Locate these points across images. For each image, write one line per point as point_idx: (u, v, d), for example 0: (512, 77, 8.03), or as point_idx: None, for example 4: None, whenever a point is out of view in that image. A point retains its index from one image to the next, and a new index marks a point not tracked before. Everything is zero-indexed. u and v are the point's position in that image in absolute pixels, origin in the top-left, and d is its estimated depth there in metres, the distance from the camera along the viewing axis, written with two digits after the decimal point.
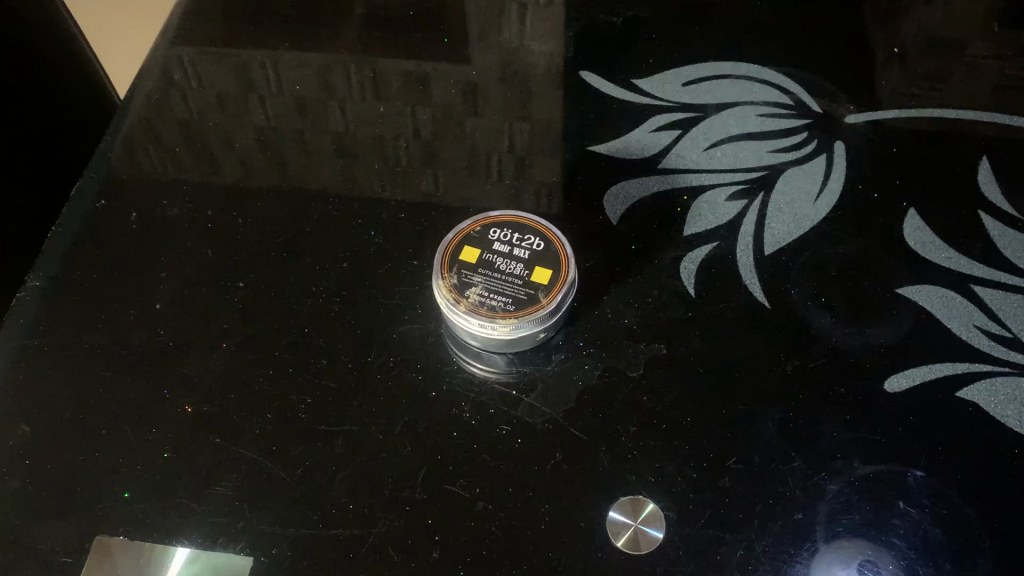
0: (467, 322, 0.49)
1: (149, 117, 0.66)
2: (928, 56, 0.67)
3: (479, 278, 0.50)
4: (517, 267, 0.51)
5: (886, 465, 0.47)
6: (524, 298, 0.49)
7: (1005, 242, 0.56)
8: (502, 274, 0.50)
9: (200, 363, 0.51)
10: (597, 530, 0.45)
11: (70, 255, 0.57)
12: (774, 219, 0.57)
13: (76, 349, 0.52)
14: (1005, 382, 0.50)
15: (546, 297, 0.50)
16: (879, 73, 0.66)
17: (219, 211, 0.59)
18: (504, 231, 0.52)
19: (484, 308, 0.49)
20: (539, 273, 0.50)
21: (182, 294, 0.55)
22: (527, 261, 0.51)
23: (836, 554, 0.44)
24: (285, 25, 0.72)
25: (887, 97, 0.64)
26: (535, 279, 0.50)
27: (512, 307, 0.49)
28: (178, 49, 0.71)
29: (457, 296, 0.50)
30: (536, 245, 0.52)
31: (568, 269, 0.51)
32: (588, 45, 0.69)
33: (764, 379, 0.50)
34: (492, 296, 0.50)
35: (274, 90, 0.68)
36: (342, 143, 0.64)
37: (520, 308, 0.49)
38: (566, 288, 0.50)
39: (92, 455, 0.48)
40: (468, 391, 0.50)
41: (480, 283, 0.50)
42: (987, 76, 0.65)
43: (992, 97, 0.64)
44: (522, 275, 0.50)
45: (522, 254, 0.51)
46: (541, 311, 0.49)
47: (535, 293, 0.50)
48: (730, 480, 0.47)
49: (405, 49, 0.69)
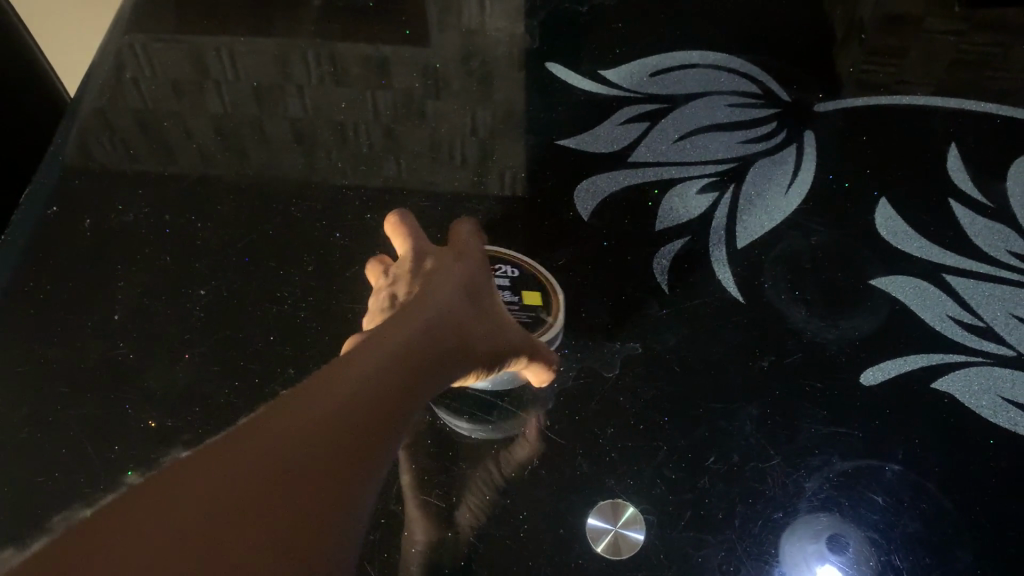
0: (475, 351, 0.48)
1: (100, 111, 0.64)
2: (892, 36, 0.66)
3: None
4: (506, 294, 0.51)
5: (864, 460, 0.47)
6: (532, 321, 0.51)
7: (975, 230, 0.55)
8: None
9: (164, 375, 0.50)
10: (578, 535, 0.45)
11: (22, 264, 0.55)
12: (746, 212, 0.56)
13: (31, 364, 0.51)
14: (979, 371, 0.50)
15: (551, 315, 0.51)
16: (845, 55, 0.65)
17: (177, 214, 0.58)
18: None
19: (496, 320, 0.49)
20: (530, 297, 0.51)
21: (143, 303, 0.53)
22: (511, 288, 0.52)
23: (806, 532, 0.44)
24: (238, 11, 0.70)
25: (855, 81, 0.63)
26: (530, 302, 0.51)
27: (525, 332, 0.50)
28: (130, 36, 0.69)
29: None
30: (511, 271, 0.52)
31: (554, 288, 0.52)
32: (551, 32, 0.68)
33: (740, 379, 0.50)
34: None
35: (230, 78, 0.66)
36: (301, 133, 0.62)
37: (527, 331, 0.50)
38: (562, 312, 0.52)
39: (52, 474, 0.46)
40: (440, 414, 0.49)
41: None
42: (951, 52, 0.65)
43: (958, 75, 0.63)
44: (515, 300, 0.51)
45: (502, 282, 0.52)
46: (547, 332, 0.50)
47: (537, 314, 0.51)
48: (709, 481, 0.46)
49: (362, 34, 0.68)
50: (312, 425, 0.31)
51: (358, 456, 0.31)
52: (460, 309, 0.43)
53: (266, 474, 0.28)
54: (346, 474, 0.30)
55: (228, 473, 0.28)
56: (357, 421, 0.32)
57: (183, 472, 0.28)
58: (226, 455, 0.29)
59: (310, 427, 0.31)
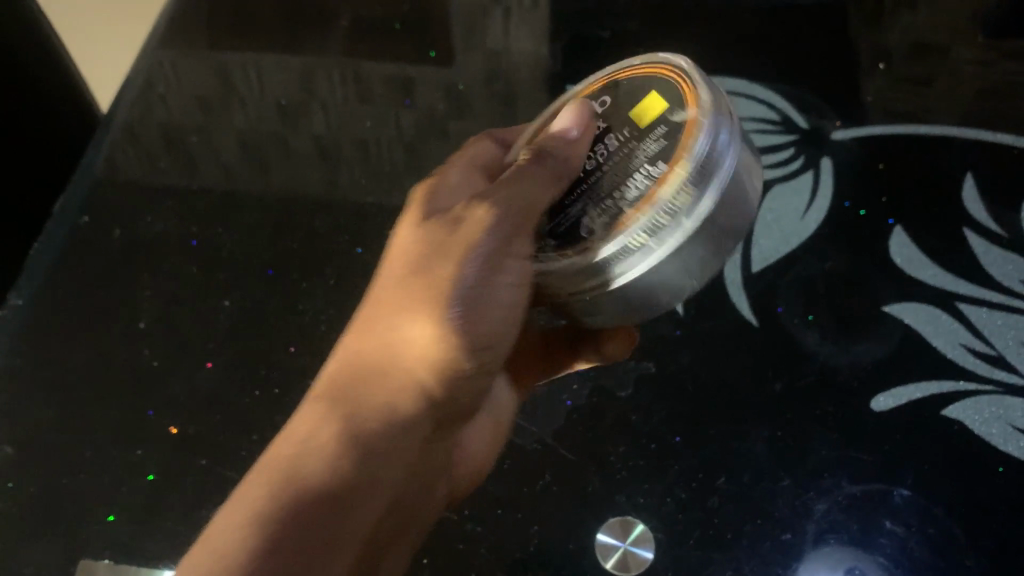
0: (628, 249, 0.40)
1: (130, 126, 0.66)
2: (919, 63, 0.65)
3: (592, 212, 0.42)
4: (652, 149, 0.41)
5: (873, 484, 0.47)
6: (670, 134, 0.41)
7: (989, 259, 0.55)
8: (644, 169, 0.41)
9: (186, 383, 0.51)
10: (586, 552, 0.47)
11: (53, 273, 0.57)
12: (762, 236, 0.57)
13: (61, 371, 0.53)
14: (990, 400, 0.50)
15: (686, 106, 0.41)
16: (870, 82, 0.64)
17: (204, 225, 0.59)
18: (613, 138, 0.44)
19: (641, 203, 0.40)
20: (646, 116, 0.43)
21: (168, 311, 0.55)
22: (619, 122, 0.44)
23: (823, 563, 0.45)
24: (266, 27, 0.71)
25: (873, 103, 0.63)
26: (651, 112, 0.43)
27: (667, 155, 0.41)
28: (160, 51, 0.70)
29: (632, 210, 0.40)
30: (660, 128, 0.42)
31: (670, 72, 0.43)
32: (576, 48, 0.67)
33: (752, 401, 0.50)
34: (630, 192, 0.41)
35: (257, 95, 0.67)
36: (326, 149, 0.63)
37: (675, 153, 0.40)
38: (689, 69, 0.43)
39: (76, 477, 0.48)
40: (543, 388, 0.53)
41: (610, 211, 0.41)
42: (981, 78, 0.63)
43: (988, 103, 0.61)
44: (659, 151, 0.41)
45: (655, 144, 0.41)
46: (692, 149, 0.40)
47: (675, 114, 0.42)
48: (718, 500, 0.47)
49: (388, 53, 0.69)
50: (290, 486, 0.38)
51: (347, 504, 0.38)
52: (378, 316, 0.41)
53: (273, 536, 0.36)
54: (341, 515, 0.38)
55: (248, 556, 0.35)
56: (346, 449, 0.39)
57: (206, 543, 0.36)
58: (234, 534, 0.36)
59: (291, 469, 0.38)
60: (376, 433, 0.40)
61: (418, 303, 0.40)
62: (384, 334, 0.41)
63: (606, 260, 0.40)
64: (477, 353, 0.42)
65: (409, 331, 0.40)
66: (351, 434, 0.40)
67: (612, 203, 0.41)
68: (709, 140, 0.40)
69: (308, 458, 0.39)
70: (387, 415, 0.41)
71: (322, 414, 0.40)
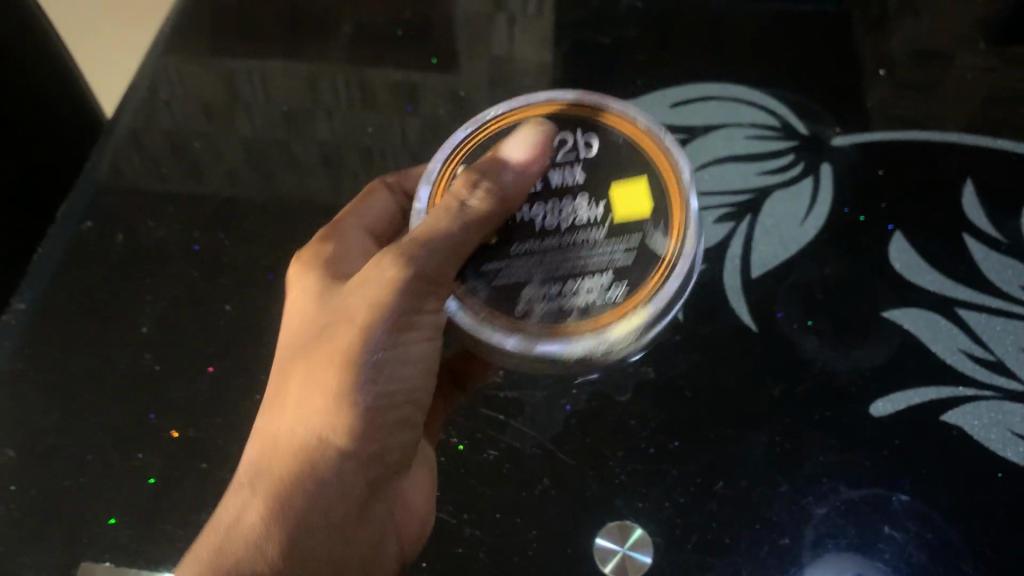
0: (556, 355, 0.48)
1: (136, 133, 0.66)
2: (928, 71, 0.64)
3: (537, 288, 0.49)
4: (612, 259, 0.49)
5: (872, 490, 0.47)
6: (637, 258, 0.49)
7: (988, 265, 0.55)
8: (598, 282, 0.48)
9: (185, 387, 0.52)
10: (584, 557, 0.47)
11: (56, 277, 0.58)
12: (762, 242, 0.57)
13: (63, 376, 0.54)
14: (990, 406, 0.50)
15: (666, 227, 0.49)
16: (876, 85, 0.63)
17: (206, 230, 0.59)
18: (583, 202, 0.50)
19: (588, 318, 0.48)
20: (624, 210, 0.50)
21: (168, 315, 0.55)
22: (597, 190, 0.50)
23: (832, 569, 0.45)
24: (270, 34, 0.71)
25: (877, 104, 0.62)
26: (636, 206, 0.50)
27: (629, 282, 0.48)
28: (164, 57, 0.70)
29: (568, 327, 0.48)
30: (629, 236, 0.49)
31: (674, 178, 0.51)
32: (581, 49, 0.66)
33: (750, 407, 0.51)
34: (580, 298, 0.48)
35: (261, 100, 0.67)
36: (330, 155, 0.63)
37: (632, 286, 0.48)
38: (687, 198, 0.50)
39: (75, 481, 0.49)
40: (527, 383, 0.53)
41: (557, 298, 0.48)
42: (991, 88, 0.62)
43: (996, 111, 0.61)
44: (618, 268, 0.49)
45: (619, 253, 0.49)
46: (656, 295, 0.48)
47: (652, 230, 0.49)
48: (716, 505, 0.48)
49: (392, 56, 0.68)
50: None
51: None
52: (285, 391, 0.46)
53: None
54: None
55: None
56: (271, 535, 0.42)
57: None
58: None
59: None
60: (308, 505, 0.43)
61: (328, 373, 0.44)
62: (296, 399, 0.45)
63: (531, 354, 0.48)
64: (397, 408, 0.46)
65: (322, 400, 0.44)
66: (283, 504, 0.43)
67: (557, 295, 0.48)
68: (671, 288, 0.48)
69: (232, 550, 0.42)
70: (316, 483, 0.44)
71: (251, 501, 0.43)
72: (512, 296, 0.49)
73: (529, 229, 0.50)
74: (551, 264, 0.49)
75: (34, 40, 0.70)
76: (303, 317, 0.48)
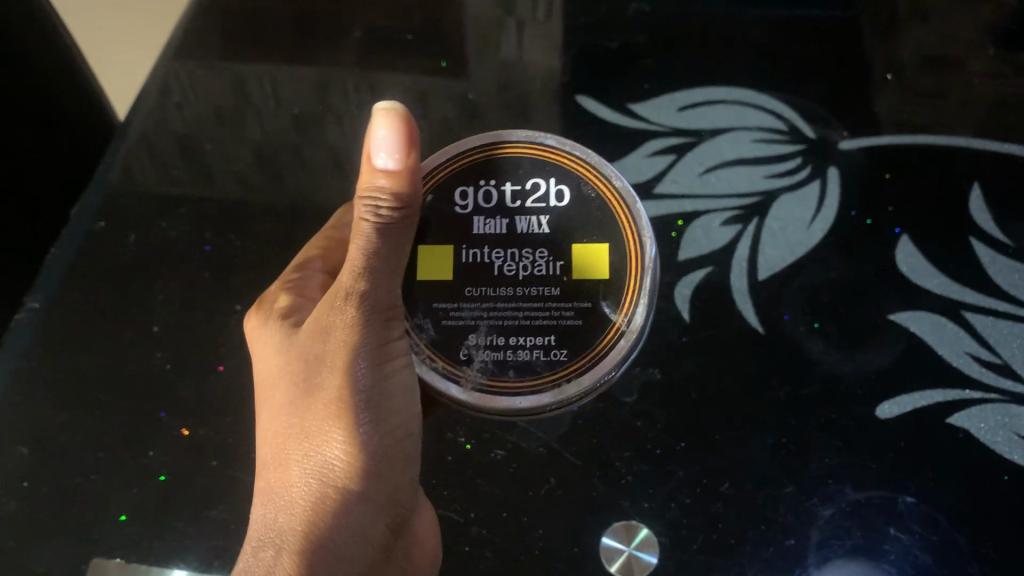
0: (489, 406, 0.51)
1: (146, 136, 0.66)
2: (943, 73, 0.62)
3: (483, 335, 0.51)
4: (563, 324, 0.52)
5: (878, 491, 0.49)
6: (586, 326, 0.51)
7: (995, 269, 0.55)
8: (544, 344, 0.51)
9: (197, 387, 0.54)
10: (592, 556, 0.48)
11: (69, 277, 0.59)
12: (769, 244, 0.56)
13: (76, 376, 0.55)
14: (996, 409, 0.51)
15: (623, 298, 0.52)
16: (890, 83, 0.62)
17: (216, 231, 0.60)
18: (539, 254, 0.53)
19: (527, 376, 0.51)
20: (580, 269, 0.52)
21: (179, 317, 0.57)
22: (559, 247, 0.53)
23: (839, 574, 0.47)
24: (275, 32, 0.69)
25: (889, 103, 0.61)
26: (592, 272, 0.52)
27: (574, 351, 0.51)
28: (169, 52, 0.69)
29: (507, 381, 0.51)
30: (584, 302, 0.52)
31: (634, 243, 0.53)
32: (591, 48, 0.65)
33: (753, 409, 0.51)
34: (523, 355, 0.51)
35: (271, 104, 0.66)
36: (340, 159, 0.62)
37: (577, 351, 0.51)
38: (645, 273, 0.52)
39: (89, 478, 0.52)
40: None
41: (500, 349, 0.51)
42: (1005, 92, 0.61)
43: (1010, 116, 0.60)
44: (565, 333, 0.51)
45: (570, 318, 0.52)
46: (603, 363, 0.51)
47: (602, 304, 0.52)
48: (721, 506, 0.49)
49: (400, 55, 0.67)
50: None
51: None
52: (281, 452, 0.44)
53: None
54: None
55: None
56: None
57: None
58: None
59: None
60: (334, 551, 0.43)
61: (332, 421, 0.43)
62: (300, 451, 0.44)
63: (466, 403, 0.51)
64: (398, 443, 0.46)
65: (324, 449, 0.43)
66: (312, 555, 0.42)
67: (500, 347, 0.51)
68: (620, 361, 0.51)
69: None
70: (336, 529, 0.43)
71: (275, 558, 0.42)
72: (458, 340, 0.52)
73: (486, 273, 0.53)
74: (501, 315, 0.52)
75: (44, 38, 0.70)
76: (278, 368, 0.46)
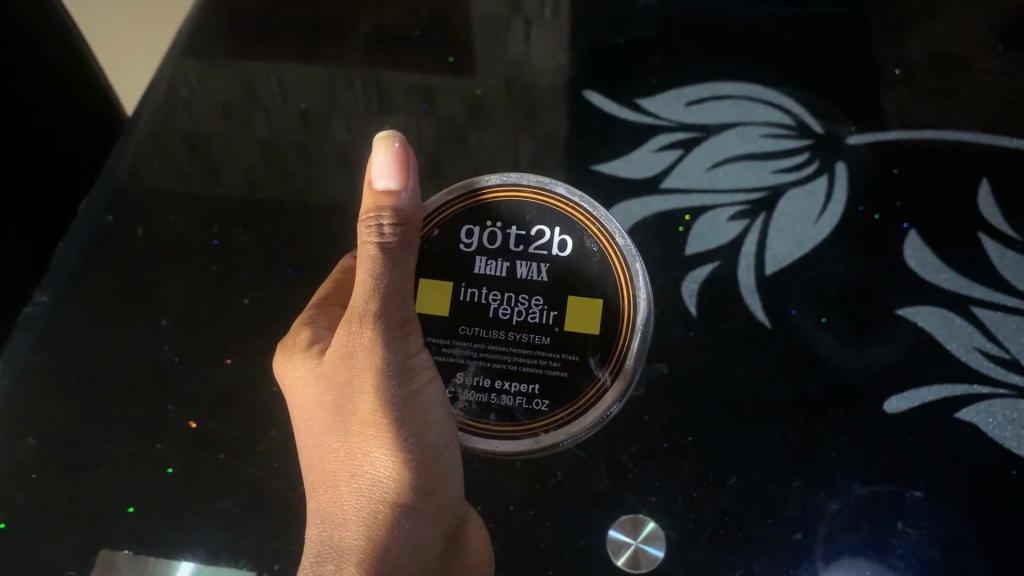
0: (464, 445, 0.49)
1: (153, 127, 0.66)
2: (953, 69, 0.62)
3: (469, 377, 0.50)
4: (550, 372, 0.50)
5: (886, 486, 0.49)
6: (573, 377, 0.50)
7: (1005, 263, 0.55)
8: (530, 391, 0.50)
9: (205, 380, 0.55)
10: (598, 549, 0.49)
11: (77, 272, 0.59)
12: (776, 239, 0.56)
13: (83, 369, 0.55)
14: (1004, 404, 0.50)
15: (619, 345, 0.50)
16: (901, 78, 0.61)
17: (224, 226, 0.60)
18: (533, 300, 0.51)
19: (507, 422, 0.50)
20: (573, 321, 0.50)
21: (187, 311, 0.57)
22: (555, 297, 0.51)
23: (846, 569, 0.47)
24: (282, 30, 0.69)
25: (899, 99, 0.61)
26: (580, 327, 0.50)
27: (560, 402, 0.50)
28: (176, 46, 0.69)
29: (490, 423, 0.49)
30: (570, 355, 0.50)
31: (627, 301, 0.51)
32: (599, 45, 0.65)
33: (760, 405, 0.51)
34: (506, 400, 0.50)
35: (279, 101, 0.66)
36: (347, 155, 0.62)
37: (560, 403, 0.50)
38: (635, 333, 0.50)
39: (97, 471, 0.52)
40: None
41: (483, 391, 0.50)
42: (1015, 88, 0.61)
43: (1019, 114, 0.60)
44: (551, 382, 0.50)
45: (556, 368, 0.50)
46: (587, 416, 0.50)
47: (588, 357, 0.50)
48: (728, 499, 0.49)
49: (407, 53, 0.66)
50: None
51: None
52: (328, 477, 0.43)
53: None
54: None
55: None
56: None
57: None
58: None
59: None
60: (396, 561, 0.40)
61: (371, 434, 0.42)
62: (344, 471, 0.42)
63: None
64: (439, 454, 0.44)
65: (371, 466, 0.42)
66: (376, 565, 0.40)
67: (485, 390, 0.50)
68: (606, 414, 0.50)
69: None
70: (394, 542, 0.41)
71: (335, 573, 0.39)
72: (444, 378, 0.50)
73: (478, 314, 0.51)
74: (490, 358, 0.50)
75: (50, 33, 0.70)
76: (307, 401, 0.45)
